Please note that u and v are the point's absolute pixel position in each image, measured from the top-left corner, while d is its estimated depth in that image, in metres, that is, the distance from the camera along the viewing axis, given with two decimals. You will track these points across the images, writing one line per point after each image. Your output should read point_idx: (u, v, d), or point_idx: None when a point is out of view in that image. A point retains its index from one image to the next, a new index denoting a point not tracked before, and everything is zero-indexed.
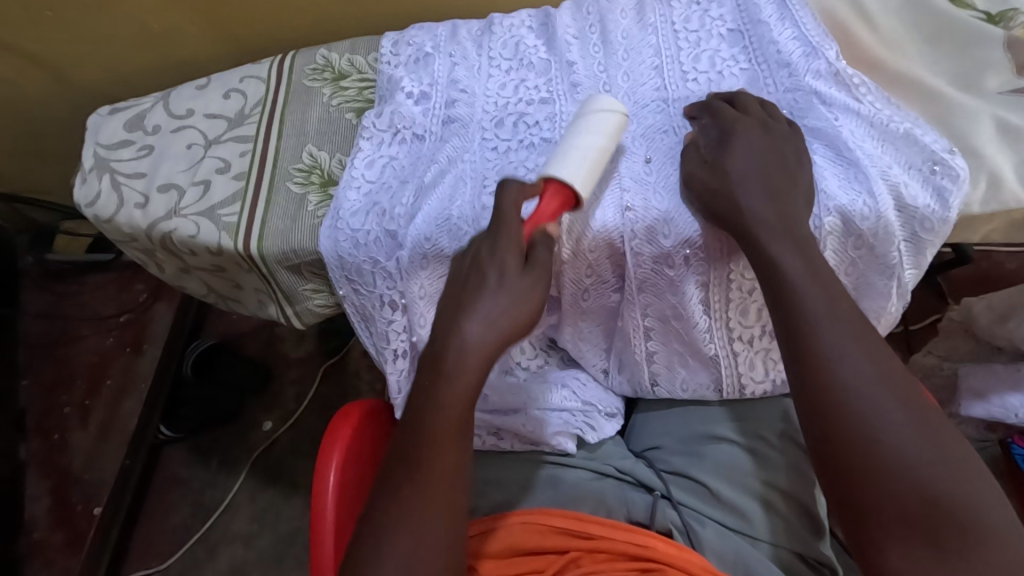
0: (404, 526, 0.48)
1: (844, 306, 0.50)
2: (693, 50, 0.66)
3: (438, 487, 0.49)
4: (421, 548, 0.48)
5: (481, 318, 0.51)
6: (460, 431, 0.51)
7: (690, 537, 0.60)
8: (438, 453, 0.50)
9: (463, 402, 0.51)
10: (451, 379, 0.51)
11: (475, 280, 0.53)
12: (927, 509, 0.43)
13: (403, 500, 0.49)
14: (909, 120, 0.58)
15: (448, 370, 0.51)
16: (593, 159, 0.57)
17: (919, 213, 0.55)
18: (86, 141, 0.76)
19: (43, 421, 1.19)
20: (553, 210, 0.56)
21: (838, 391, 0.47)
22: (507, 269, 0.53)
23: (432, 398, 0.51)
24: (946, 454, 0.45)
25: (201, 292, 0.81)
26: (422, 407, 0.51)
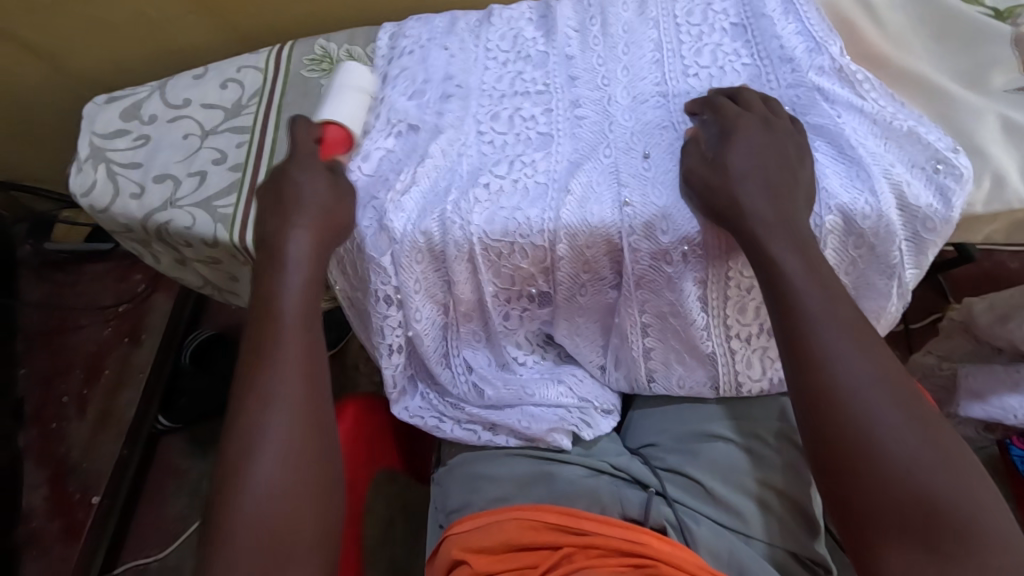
0: (270, 420, 0.52)
1: (843, 305, 0.49)
2: (695, 44, 0.66)
3: (299, 376, 0.54)
4: (290, 437, 0.52)
5: (307, 219, 0.58)
6: (307, 327, 0.56)
7: (685, 534, 0.59)
8: (291, 347, 0.55)
9: (303, 300, 0.57)
10: (291, 284, 0.57)
11: (289, 191, 0.60)
12: (926, 513, 0.43)
13: (264, 399, 0.52)
14: (913, 118, 0.57)
15: (284, 275, 0.57)
16: (349, 101, 0.68)
17: (921, 212, 0.54)
18: (81, 129, 0.75)
19: (41, 411, 1.18)
20: (336, 141, 0.66)
21: (836, 394, 0.46)
22: (317, 180, 0.61)
23: (273, 303, 0.56)
24: (944, 457, 0.44)
25: (198, 284, 0.81)
26: (268, 314, 0.56)
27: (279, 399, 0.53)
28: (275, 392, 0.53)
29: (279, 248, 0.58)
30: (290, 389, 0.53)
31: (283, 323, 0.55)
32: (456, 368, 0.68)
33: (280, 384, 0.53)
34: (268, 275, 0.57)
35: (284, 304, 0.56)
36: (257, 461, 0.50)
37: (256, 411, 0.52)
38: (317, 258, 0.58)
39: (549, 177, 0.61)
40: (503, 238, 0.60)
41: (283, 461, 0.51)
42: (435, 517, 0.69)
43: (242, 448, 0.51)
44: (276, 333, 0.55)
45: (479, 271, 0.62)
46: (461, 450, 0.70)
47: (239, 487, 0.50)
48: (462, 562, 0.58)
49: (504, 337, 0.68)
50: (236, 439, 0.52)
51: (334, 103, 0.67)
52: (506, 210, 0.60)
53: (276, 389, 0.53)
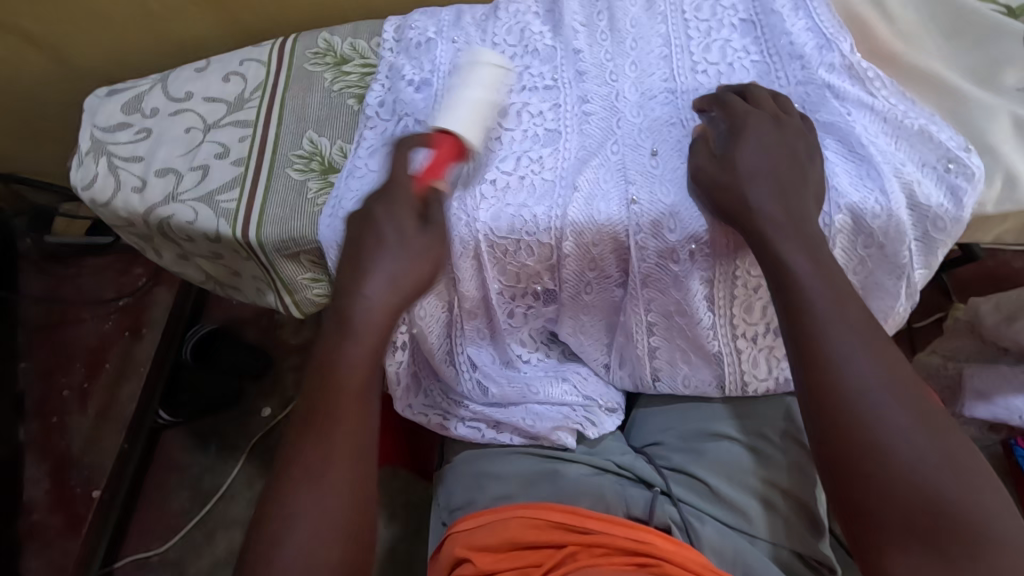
0: (312, 510, 0.49)
1: (851, 305, 0.49)
2: (704, 40, 0.65)
3: (343, 461, 0.51)
4: (326, 528, 0.49)
5: (382, 288, 0.54)
6: (365, 409, 0.53)
7: (689, 534, 0.59)
8: (344, 429, 0.51)
9: (363, 380, 0.53)
10: (353, 356, 0.53)
11: (372, 238, 0.55)
12: (931, 515, 0.43)
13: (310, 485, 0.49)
14: (924, 116, 0.57)
15: (347, 348, 0.53)
16: (472, 111, 0.59)
17: (931, 211, 0.53)
18: (83, 122, 0.75)
19: (40, 405, 1.18)
20: (448, 155, 0.58)
21: (843, 393, 0.46)
22: (405, 233, 0.55)
23: (329, 372, 0.52)
24: (951, 460, 0.44)
25: (200, 278, 0.80)
26: (324, 388, 0.52)
27: (322, 486, 0.50)
28: (319, 477, 0.50)
29: (353, 318, 0.53)
30: (335, 476, 0.50)
31: (338, 400, 0.52)
32: (461, 366, 0.66)
33: (326, 471, 0.50)
34: (333, 341, 0.54)
35: (345, 381, 0.52)
36: (290, 549, 0.48)
37: (295, 491, 0.49)
38: (381, 332, 0.54)
39: (556, 174, 0.61)
40: (509, 235, 0.59)
41: (318, 555, 0.48)
42: (438, 516, 0.68)
43: (279, 523, 0.49)
44: (331, 410, 0.51)
45: (484, 268, 0.61)
46: (465, 448, 0.70)
47: (268, 575, 0.47)
48: (465, 560, 0.57)
49: (508, 335, 0.68)
50: (272, 518, 0.49)
51: (452, 113, 0.59)
52: (511, 207, 0.59)
53: (320, 475, 0.50)
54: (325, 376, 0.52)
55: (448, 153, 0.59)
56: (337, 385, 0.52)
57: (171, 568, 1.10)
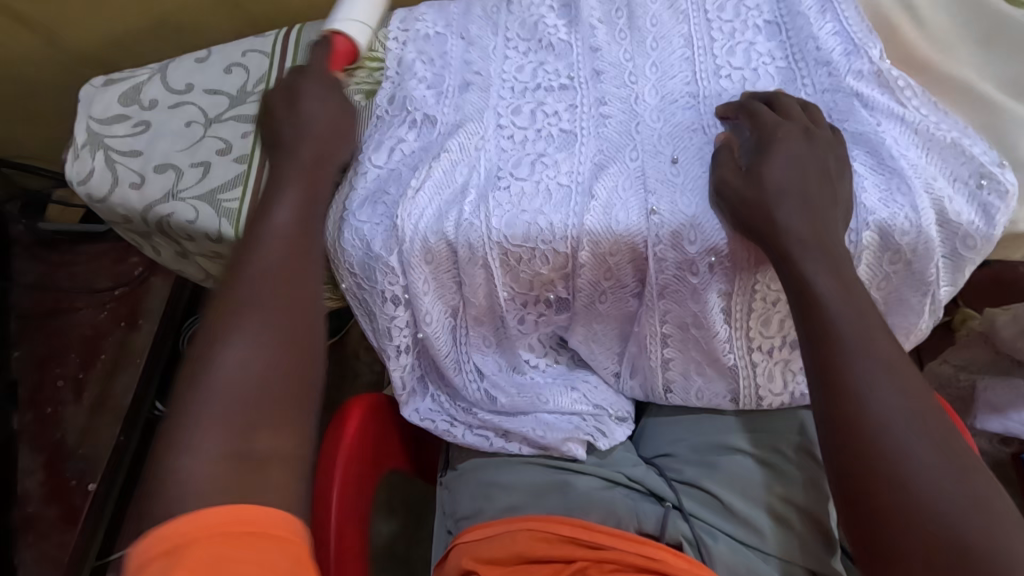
0: (247, 324, 0.45)
1: (878, 335, 0.47)
2: (728, 42, 0.62)
3: (293, 259, 0.50)
4: (275, 324, 0.45)
5: (307, 152, 0.57)
6: (297, 249, 0.51)
7: (701, 551, 0.58)
8: (279, 257, 0.49)
9: (295, 225, 0.52)
10: (283, 212, 0.52)
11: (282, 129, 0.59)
12: (957, 557, 0.41)
13: (246, 306, 0.46)
14: (957, 128, 0.55)
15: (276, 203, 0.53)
16: (365, 12, 0.66)
17: (961, 229, 0.52)
18: (78, 113, 0.72)
19: (35, 394, 1.16)
20: (347, 49, 0.65)
21: (868, 426, 0.45)
22: (305, 95, 0.60)
23: (278, 190, 0.54)
24: (977, 499, 0.42)
25: (199, 277, 0.78)
26: (255, 233, 0.51)
27: (256, 305, 0.46)
28: (259, 295, 0.46)
29: (278, 187, 0.54)
30: (284, 278, 0.48)
31: (267, 238, 0.50)
32: (467, 374, 0.65)
33: (261, 289, 0.47)
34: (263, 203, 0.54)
35: (272, 225, 0.51)
36: (224, 365, 0.42)
37: (224, 315, 0.45)
38: (309, 197, 0.55)
39: (573, 179, 0.59)
40: (524, 243, 0.57)
41: (253, 368, 0.43)
42: (444, 522, 0.68)
43: (226, 317, 0.45)
44: (262, 242, 0.50)
45: (495, 276, 0.59)
46: (471, 455, 0.68)
47: (207, 368, 0.42)
48: (471, 572, 0.56)
49: (516, 341, 0.66)
50: (210, 320, 0.45)
51: (346, 12, 0.66)
52: (527, 213, 0.57)
53: (254, 295, 0.46)
54: (255, 223, 0.52)
55: (349, 49, 0.66)
56: (267, 230, 0.51)
57: None
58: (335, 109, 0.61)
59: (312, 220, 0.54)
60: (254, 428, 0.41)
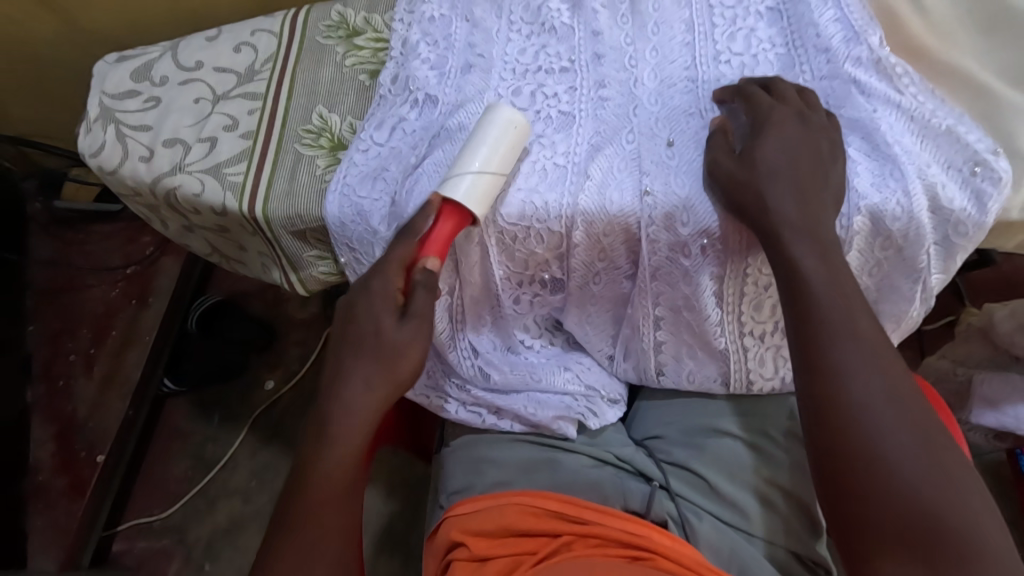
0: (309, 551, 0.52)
1: (862, 318, 0.48)
2: (729, 28, 0.63)
3: (341, 515, 0.53)
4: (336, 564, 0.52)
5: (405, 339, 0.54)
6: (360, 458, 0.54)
7: (685, 529, 0.59)
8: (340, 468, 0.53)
9: (369, 415, 0.54)
10: (355, 393, 0.54)
11: (349, 342, 0.55)
12: (923, 533, 0.43)
13: (316, 524, 0.52)
14: (953, 116, 0.55)
15: (350, 379, 0.54)
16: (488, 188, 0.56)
17: (953, 216, 0.52)
18: (92, 88, 0.73)
19: (48, 368, 1.19)
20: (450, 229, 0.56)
21: (846, 406, 0.46)
22: (382, 327, 0.54)
23: (346, 388, 0.54)
24: (946, 478, 0.44)
25: (205, 251, 0.80)
26: (327, 420, 0.54)
27: (323, 541, 0.52)
28: (327, 511, 0.52)
29: (348, 366, 0.54)
30: (339, 526, 0.53)
31: (339, 427, 0.53)
32: (462, 352, 0.65)
33: (330, 508, 0.53)
34: (338, 365, 0.55)
35: (346, 416, 0.53)
36: None
37: (295, 553, 0.51)
38: (387, 388, 0.54)
39: (568, 160, 0.59)
40: (518, 221, 0.58)
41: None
42: (436, 498, 0.69)
43: (297, 558, 0.51)
44: (335, 441, 0.53)
45: (490, 253, 0.61)
46: (464, 432, 0.70)
47: None
48: (459, 544, 0.58)
49: (511, 320, 0.67)
50: (287, 547, 0.52)
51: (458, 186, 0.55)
52: (522, 192, 0.58)
53: (325, 506, 0.53)
54: (330, 402, 0.54)
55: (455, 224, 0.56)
56: (338, 419, 0.53)
57: (173, 533, 1.12)
58: (406, 359, 0.54)
59: (385, 404, 0.54)
60: None
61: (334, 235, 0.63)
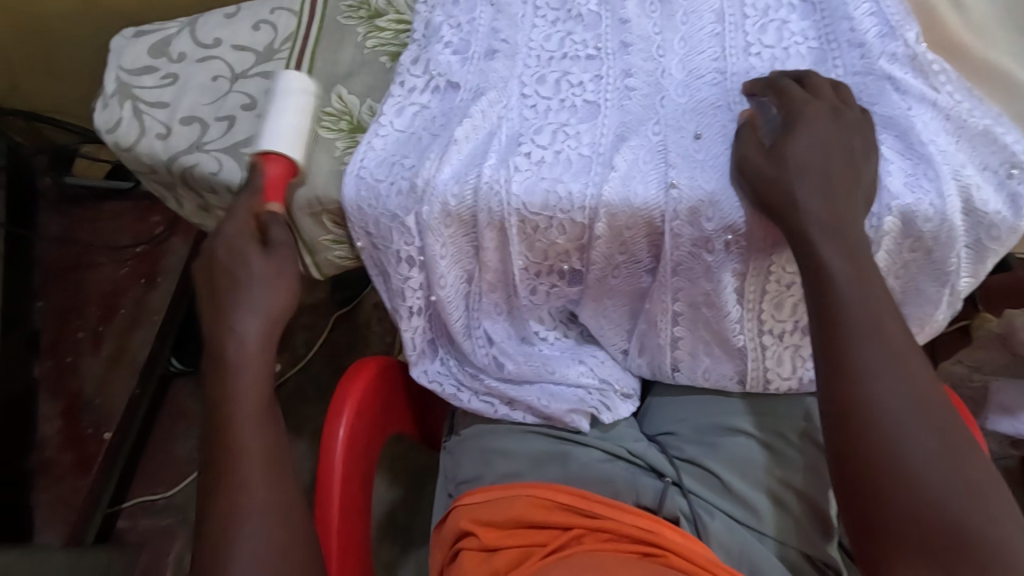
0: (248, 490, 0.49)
1: (889, 322, 0.47)
2: (760, 20, 0.61)
3: (259, 446, 0.51)
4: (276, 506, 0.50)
5: (226, 267, 0.55)
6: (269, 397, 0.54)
7: (698, 526, 0.58)
8: (249, 402, 0.52)
9: (261, 337, 0.54)
10: (247, 325, 0.53)
11: (223, 283, 0.55)
12: (949, 540, 0.42)
13: (240, 476, 0.50)
14: (991, 116, 0.54)
15: (239, 313, 0.53)
16: (290, 131, 0.60)
17: (988, 219, 0.51)
18: (108, 63, 0.73)
19: (55, 345, 1.18)
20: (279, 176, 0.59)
21: (869, 411, 0.45)
22: (248, 259, 0.55)
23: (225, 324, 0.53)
24: (969, 484, 0.43)
25: (220, 232, 0.79)
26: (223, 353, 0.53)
27: (253, 479, 0.50)
28: (253, 439, 0.51)
29: (233, 299, 0.54)
30: (252, 460, 0.50)
31: (238, 363, 0.53)
32: (477, 340, 0.65)
33: (252, 435, 0.51)
34: (221, 302, 0.55)
35: (242, 349, 0.53)
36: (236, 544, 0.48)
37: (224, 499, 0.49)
38: (274, 309, 0.55)
39: (593, 150, 0.58)
40: (542, 211, 0.57)
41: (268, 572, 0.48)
42: (445, 487, 0.68)
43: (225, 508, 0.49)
44: (236, 376, 0.52)
45: (510, 241, 0.59)
46: (474, 421, 0.69)
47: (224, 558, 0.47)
48: (468, 534, 0.57)
49: (526, 310, 0.66)
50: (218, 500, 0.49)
51: (271, 134, 0.60)
52: (546, 181, 0.57)
53: (243, 444, 0.51)
54: (221, 350, 0.53)
55: (282, 171, 0.60)
56: (231, 354, 0.53)
57: (177, 512, 1.12)
58: (282, 284, 0.55)
59: (275, 325, 0.55)
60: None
61: (349, 217, 0.61)
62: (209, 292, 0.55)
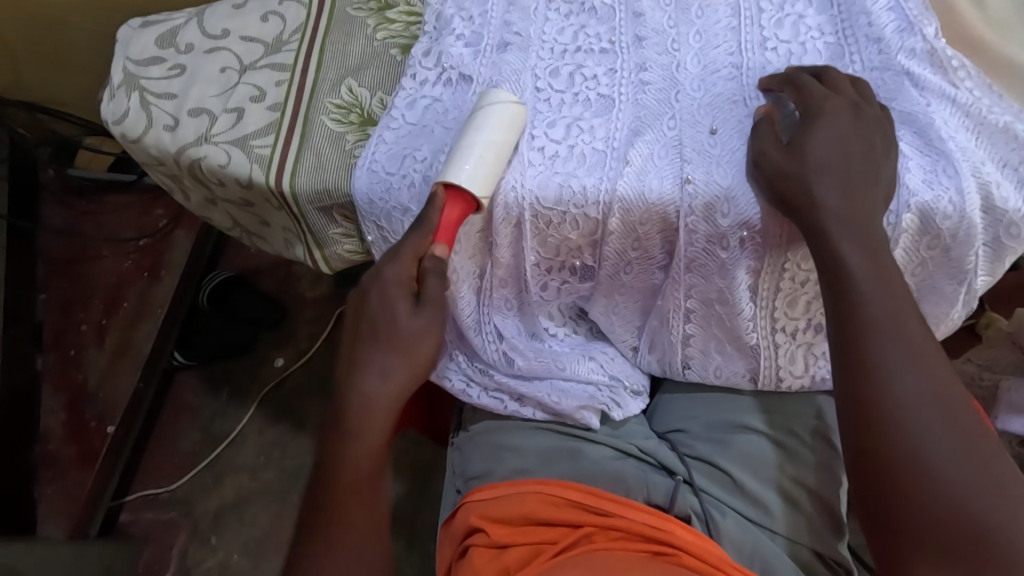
0: (349, 542, 0.52)
1: (909, 317, 0.47)
2: (777, 14, 0.61)
3: (367, 507, 0.53)
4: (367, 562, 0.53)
5: (386, 330, 0.53)
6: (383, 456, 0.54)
7: (709, 525, 0.58)
8: (367, 460, 0.53)
9: (389, 401, 0.53)
10: (375, 388, 0.53)
11: (366, 334, 0.54)
12: (970, 539, 0.42)
13: (340, 522, 0.52)
14: (1011, 113, 0.53)
15: (367, 370, 0.53)
16: (496, 156, 0.55)
17: (1006, 216, 0.50)
18: (115, 53, 0.72)
19: (58, 337, 1.17)
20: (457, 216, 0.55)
21: (889, 407, 0.45)
22: (394, 314, 0.53)
23: (358, 380, 0.53)
24: (991, 482, 0.43)
25: (227, 225, 0.78)
26: (349, 405, 0.53)
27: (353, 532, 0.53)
28: (355, 501, 0.53)
29: (367, 355, 0.53)
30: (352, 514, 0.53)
31: (361, 423, 0.53)
32: (488, 336, 0.64)
33: (356, 497, 0.53)
34: (360, 358, 0.54)
35: (368, 409, 0.53)
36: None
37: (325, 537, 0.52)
38: (408, 373, 0.53)
39: (608, 145, 0.58)
40: (555, 206, 0.56)
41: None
42: (453, 483, 0.68)
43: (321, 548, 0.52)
44: (359, 436, 0.53)
45: (524, 238, 0.59)
46: (483, 417, 0.69)
47: None
48: (477, 530, 0.57)
49: (537, 306, 0.65)
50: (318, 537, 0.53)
51: (466, 164, 0.54)
52: (560, 175, 0.57)
53: (349, 499, 0.53)
54: (348, 403, 0.53)
55: (462, 208, 0.55)
56: (356, 406, 0.53)
57: (180, 506, 1.11)
58: (421, 353, 0.53)
59: (405, 393, 0.54)
60: None
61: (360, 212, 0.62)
62: (352, 342, 0.55)
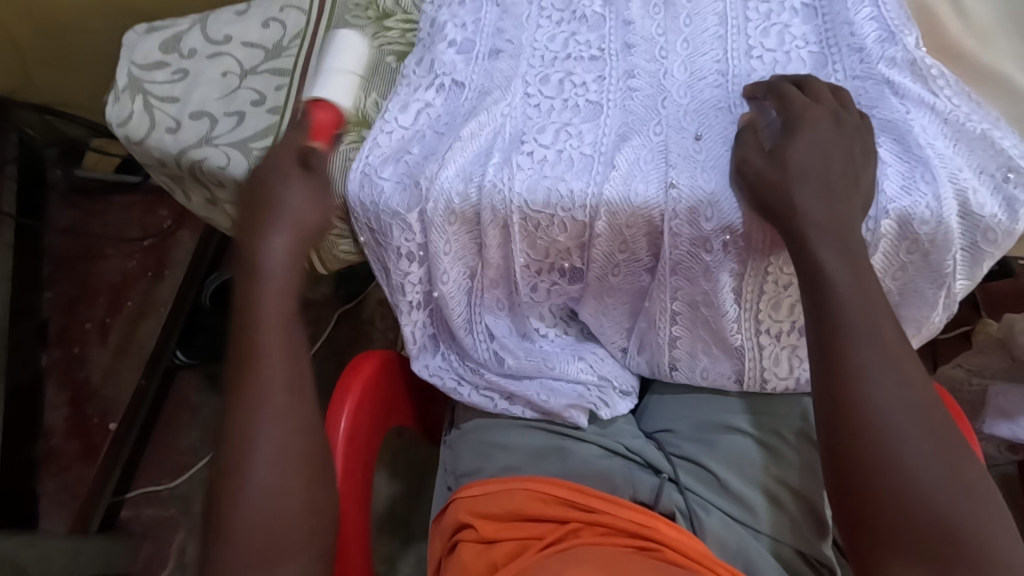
0: (262, 403, 0.51)
1: (884, 323, 0.48)
2: (763, 23, 0.62)
3: (282, 363, 0.53)
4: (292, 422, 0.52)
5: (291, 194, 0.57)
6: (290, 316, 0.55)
7: (693, 522, 0.59)
8: (272, 311, 0.54)
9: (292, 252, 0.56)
10: (277, 242, 0.55)
11: (262, 205, 0.57)
12: (941, 541, 0.43)
13: (256, 385, 0.52)
14: (988, 121, 0.55)
15: (270, 232, 0.55)
16: (346, 77, 0.62)
17: (983, 222, 0.51)
18: (121, 57, 0.74)
19: (63, 334, 1.20)
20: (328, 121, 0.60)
21: (865, 411, 0.46)
22: (285, 183, 0.57)
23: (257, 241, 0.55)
24: (961, 485, 0.44)
25: (227, 225, 0.80)
26: (253, 268, 0.55)
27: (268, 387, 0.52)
28: (276, 355, 0.53)
29: (269, 218, 0.56)
30: (268, 368, 0.52)
31: (268, 278, 0.55)
32: (477, 336, 0.66)
33: (275, 352, 0.53)
34: (256, 224, 0.56)
35: (271, 260, 0.55)
36: (250, 440, 0.50)
37: (249, 397, 0.51)
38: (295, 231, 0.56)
39: (596, 150, 0.59)
40: (543, 209, 0.58)
41: (278, 496, 0.50)
42: (444, 480, 0.69)
43: (245, 415, 0.51)
44: (263, 287, 0.54)
45: (512, 239, 0.60)
46: (473, 416, 0.70)
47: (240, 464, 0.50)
48: (466, 526, 0.58)
49: (527, 307, 0.67)
50: (240, 404, 0.51)
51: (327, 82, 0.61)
52: (549, 179, 0.58)
53: (266, 357, 0.52)
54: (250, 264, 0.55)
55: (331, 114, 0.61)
56: (263, 263, 0.55)
57: (179, 503, 1.13)
58: (317, 205, 0.57)
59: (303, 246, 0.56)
60: (280, 538, 0.49)
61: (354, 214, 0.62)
62: (249, 212, 0.57)
